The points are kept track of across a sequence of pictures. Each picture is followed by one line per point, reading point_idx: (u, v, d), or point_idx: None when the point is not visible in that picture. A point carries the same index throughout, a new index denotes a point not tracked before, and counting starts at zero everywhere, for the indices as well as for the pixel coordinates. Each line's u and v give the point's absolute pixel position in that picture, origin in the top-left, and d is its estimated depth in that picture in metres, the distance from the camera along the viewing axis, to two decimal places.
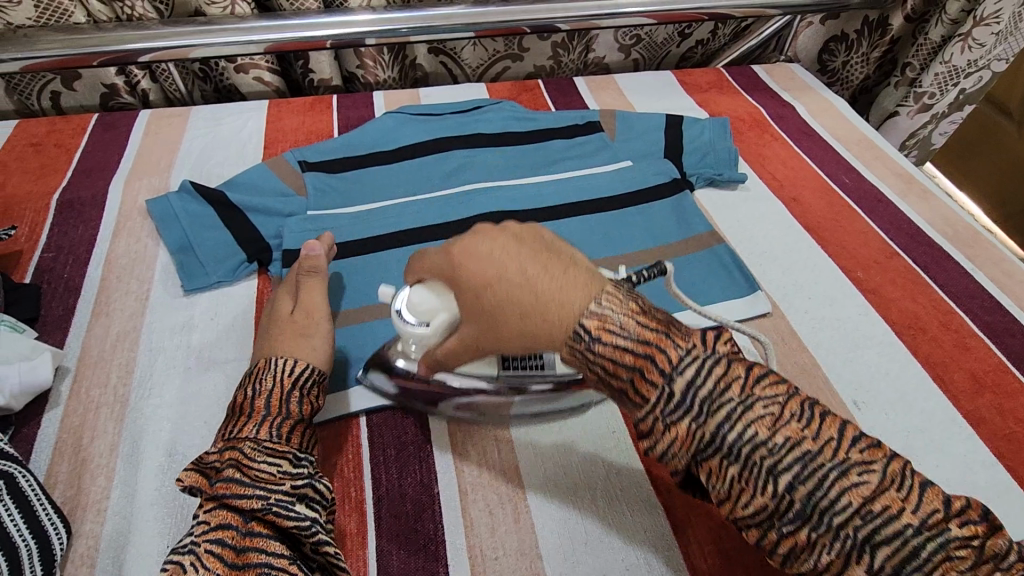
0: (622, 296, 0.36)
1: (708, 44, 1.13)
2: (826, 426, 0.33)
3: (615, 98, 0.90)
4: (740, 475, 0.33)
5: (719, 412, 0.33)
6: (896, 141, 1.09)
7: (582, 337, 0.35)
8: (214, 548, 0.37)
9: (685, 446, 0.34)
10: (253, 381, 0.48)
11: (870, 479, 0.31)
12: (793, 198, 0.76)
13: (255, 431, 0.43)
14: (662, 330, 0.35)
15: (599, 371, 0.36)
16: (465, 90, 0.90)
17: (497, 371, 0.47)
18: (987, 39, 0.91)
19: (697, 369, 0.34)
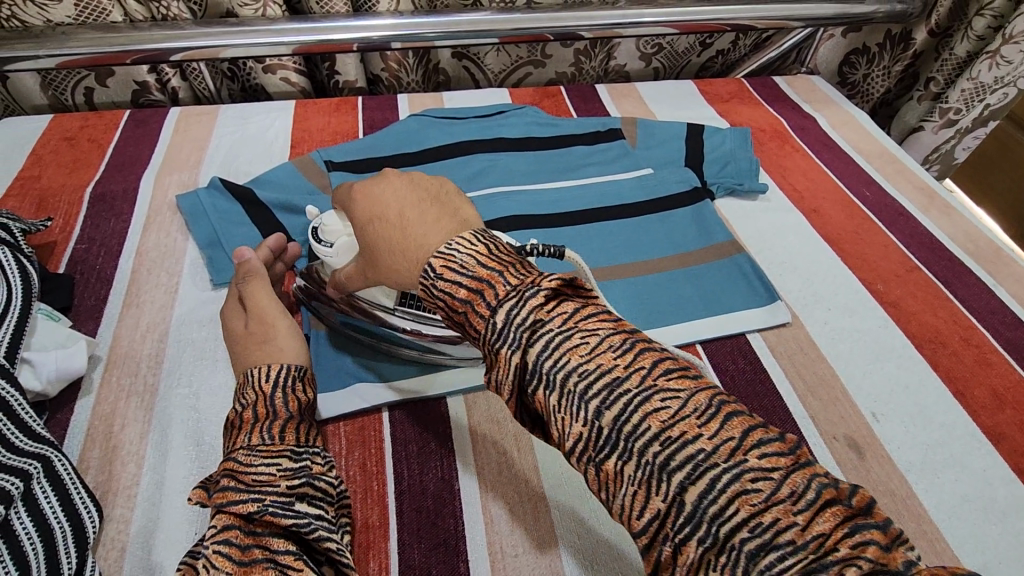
0: (472, 240, 0.39)
1: (728, 54, 1.13)
2: (726, 425, 0.30)
3: (636, 106, 0.91)
4: (631, 475, 0.31)
5: (615, 403, 0.32)
6: (917, 156, 1.09)
7: (428, 274, 0.39)
8: (221, 549, 0.37)
9: (584, 440, 0.33)
10: (240, 396, 0.46)
11: (764, 487, 0.29)
12: (813, 210, 0.76)
13: (246, 439, 0.42)
14: (499, 268, 0.37)
15: (443, 307, 0.38)
16: (488, 94, 0.91)
17: (391, 304, 0.54)
18: (1016, 57, 0.90)
19: (518, 303, 0.35)
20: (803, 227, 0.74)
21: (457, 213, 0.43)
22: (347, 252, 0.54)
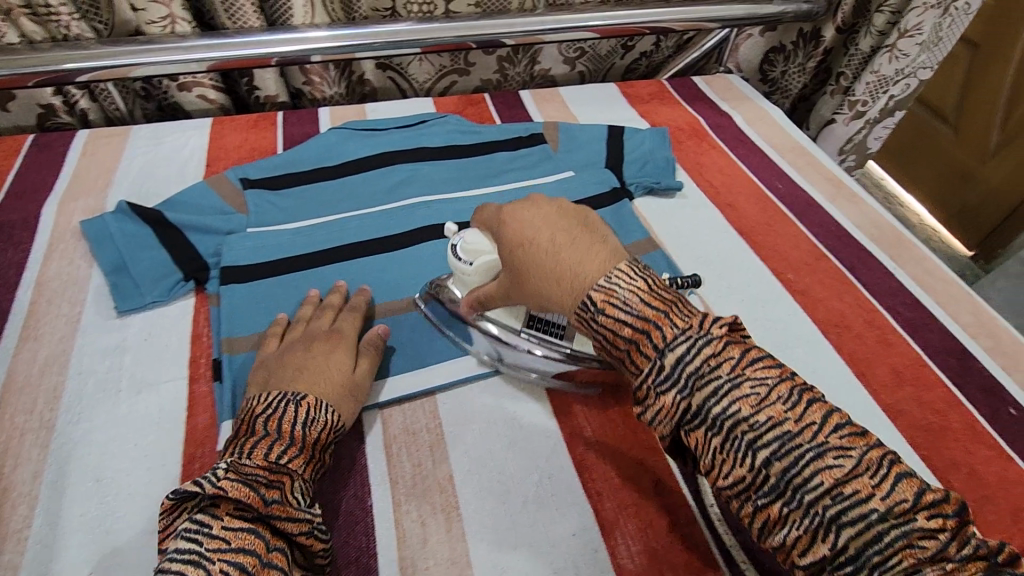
0: (630, 274, 0.42)
1: (652, 56, 1.16)
2: (809, 410, 0.37)
3: (559, 111, 0.93)
4: (722, 447, 0.38)
5: (708, 387, 0.38)
6: (834, 148, 1.14)
7: (587, 307, 0.42)
8: (231, 570, 0.37)
9: (677, 416, 0.39)
10: (304, 415, 0.46)
11: (844, 462, 0.35)
12: (728, 204, 0.78)
13: (301, 467, 0.44)
14: (664, 307, 0.41)
15: (602, 338, 0.43)
16: (411, 104, 0.91)
17: (519, 327, 0.54)
18: (911, 50, 0.95)
19: (687, 346, 0.39)
20: (718, 222, 0.76)
21: (605, 243, 0.46)
22: (486, 273, 0.52)
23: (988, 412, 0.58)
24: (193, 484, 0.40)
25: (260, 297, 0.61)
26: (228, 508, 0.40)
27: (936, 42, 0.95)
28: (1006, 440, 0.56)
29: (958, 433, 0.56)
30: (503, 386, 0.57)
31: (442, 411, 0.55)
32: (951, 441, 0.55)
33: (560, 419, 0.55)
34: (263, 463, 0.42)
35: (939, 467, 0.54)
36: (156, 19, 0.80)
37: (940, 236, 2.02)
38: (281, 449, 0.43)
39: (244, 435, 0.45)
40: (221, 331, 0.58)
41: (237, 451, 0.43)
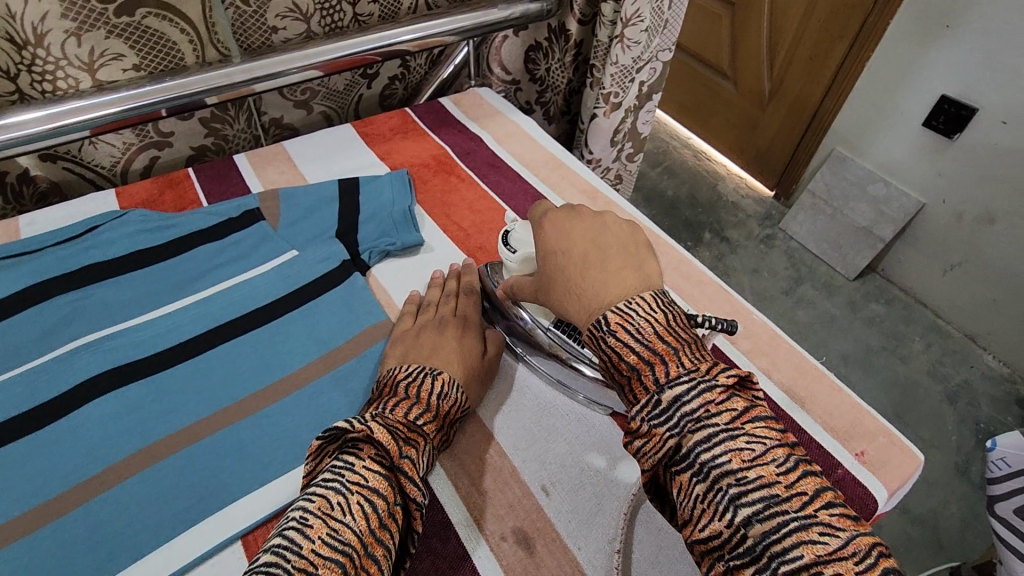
0: (651, 306, 0.44)
1: (404, 78, 1.06)
2: (800, 479, 0.35)
3: (284, 172, 0.79)
4: (704, 495, 0.36)
5: (700, 433, 0.37)
6: (605, 140, 1.10)
7: (602, 326, 0.44)
8: (366, 507, 0.39)
9: (663, 454, 0.39)
10: (444, 384, 0.51)
11: (830, 540, 0.33)
12: (479, 247, 0.71)
13: (427, 436, 0.48)
14: (675, 347, 0.42)
15: (608, 362, 0.44)
16: (84, 203, 0.72)
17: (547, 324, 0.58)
18: (640, 36, 0.93)
19: (688, 388, 0.39)
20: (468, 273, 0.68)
21: (637, 272, 0.48)
22: (524, 266, 0.59)
23: None
24: (342, 422, 0.43)
25: None
26: (369, 452, 0.43)
27: (662, 25, 0.95)
28: None
29: None
30: None
31: None
32: None
33: None
34: (403, 422, 0.46)
35: None
36: None
37: (745, 183, 2.17)
38: (417, 412, 0.48)
39: (386, 397, 0.50)
40: None
41: (382, 408, 0.48)
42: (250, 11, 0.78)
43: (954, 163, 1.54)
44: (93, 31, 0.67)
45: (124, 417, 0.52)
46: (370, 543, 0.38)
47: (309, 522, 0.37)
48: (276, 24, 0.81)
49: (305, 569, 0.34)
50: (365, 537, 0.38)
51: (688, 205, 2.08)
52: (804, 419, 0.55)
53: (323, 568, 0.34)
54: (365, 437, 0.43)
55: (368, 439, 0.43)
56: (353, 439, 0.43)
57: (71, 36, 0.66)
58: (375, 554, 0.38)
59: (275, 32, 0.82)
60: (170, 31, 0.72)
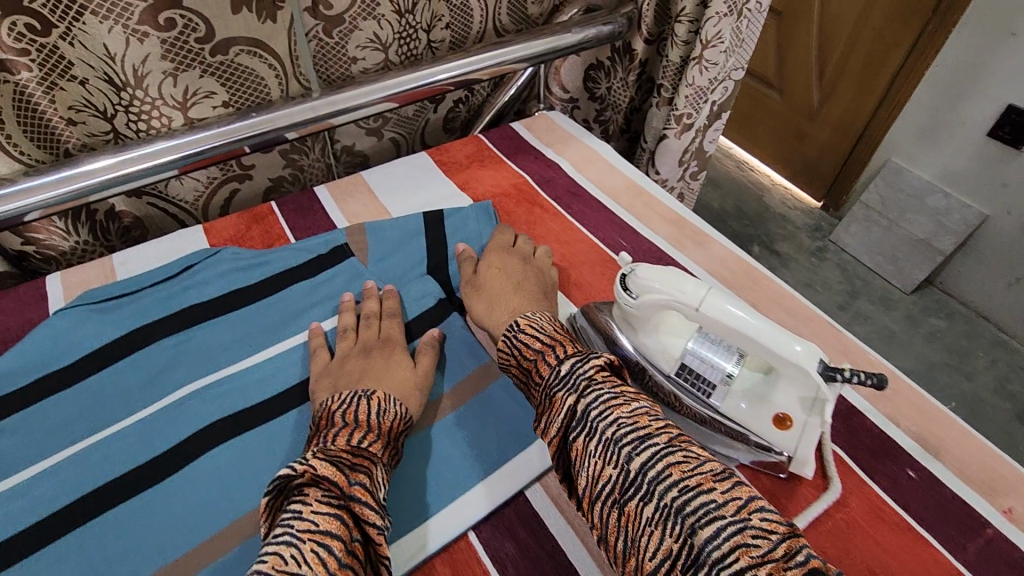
0: (551, 315, 0.59)
1: (468, 100, 1.05)
2: (671, 425, 0.44)
3: (365, 204, 0.78)
4: (599, 450, 0.43)
5: (589, 396, 0.46)
6: (674, 160, 1.08)
7: (515, 330, 0.56)
8: (321, 551, 0.38)
9: (570, 423, 0.46)
10: (376, 406, 0.50)
11: (692, 462, 0.40)
12: (572, 283, 0.68)
13: (377, 453, 0.47)
14: (567, 339, 0.55)
15: (519, 356, 0.55)
16: (174, 241, 0.72)
17: (669, 369, 0.53)
18: (718, 57, 0.91)
19: (580, 361, 0.49)
20: (566, 309, 0.66)
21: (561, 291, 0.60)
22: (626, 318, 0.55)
23: (888, 482, 0.51)
24: (283, 470, 0.42)
25: None
26: (317, 495, 0.42)
27: (739, 44, 0.92)
28: (913, 515, 0.49)
29: (864, 522, 0.49)
30: None
31: None
32: (861, 538, 0.48)
33: None
34: (346, 448, 0.45)
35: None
36: None
37: (791, 193, 2.11)
38: (358, 436, 0.47)
39: (324, 429, 0.48)
40: None
41: (320, 440, 0.47)
42: (332, 44, 0.78)
43: (1022, 172, 1.47)
44: (189, 71, 0.67)
45: (239, 468, 0.52)
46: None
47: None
48: (355, 55, 0.81)
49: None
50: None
51: (734, 216, 2.04)
52: (942, 471, 0.52)
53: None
54: (307, 480, 0.42)
55: (313, 480, 0.42)
56: (295, 485, 0.42)
57: (168, 76, 0.66)
58: None
59: (354, 63, 0.82)
60: (259, 67, 0.72)
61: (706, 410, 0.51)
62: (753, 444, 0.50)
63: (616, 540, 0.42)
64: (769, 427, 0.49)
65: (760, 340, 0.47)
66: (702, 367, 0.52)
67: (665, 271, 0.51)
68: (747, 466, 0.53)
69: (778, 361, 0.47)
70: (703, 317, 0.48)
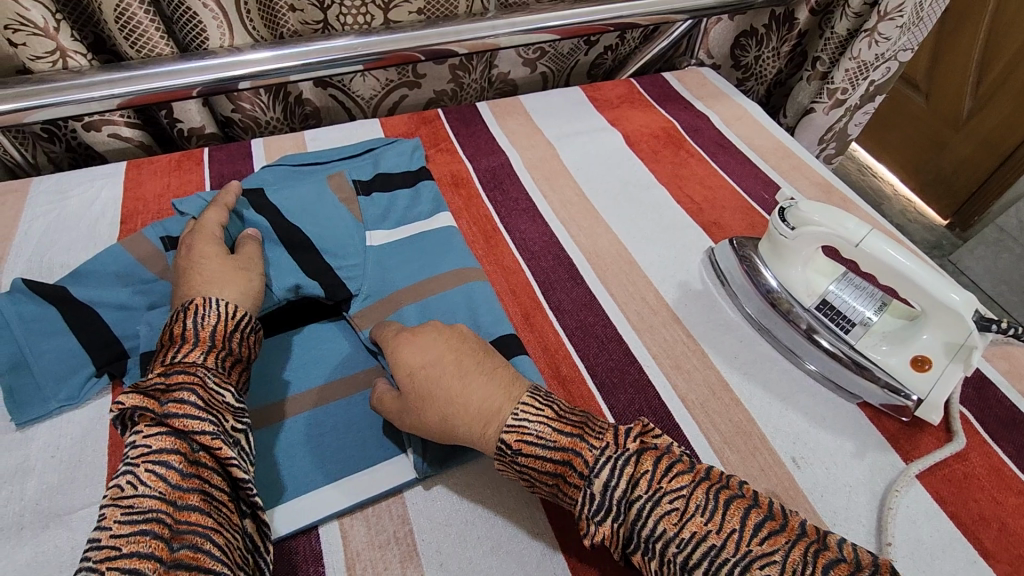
0: (537, 407, 0.44)
1: (617, 49, 1.07)
2: (727, 517, 0.37)
3: (522, 124, 0.84)
4: (660, 569, 0.38)
5: (631, 511, 0.39)
6: (814, 137, 1.07)
7: (505, 452, 0.42)
8: (157, 469, 0.37)
9: (615, 543, 0.40)
10: (192, 315, 0.47)
11: (772, 571, 0.35)
12: (713, 223, 0.71)
13: (201, 358, 0.45)
14: (577, 432, 0.42)
15: (532, 476, 0.43)
16: (356, 128, 0.82)
17: (809, 304, 0.57)
18: (892, 33, 0.89)
19: (608, 469, 0.40)
20: (703, 243, 0.69)
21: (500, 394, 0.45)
22: (775, 246, 0.58)
23: (1015, 450, 0.52)
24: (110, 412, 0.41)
25: None
26: (146, 423, 0.40)
27: (916, 23, 0.90)
28: None
29: (983, 478, 0.50)
30: (483, 474, 0.50)
31: (413, 515, 0.47)
32: (978, 492, 0.49)
33: (549, 508, 0.48)
34: (160, 370, 0.43)
35: (968, 526, 0.47)
36: (41, 54, 0.67)
37: (915, 207, 1.96)
38: (174, 349, 0.45)
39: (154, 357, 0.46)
40: None
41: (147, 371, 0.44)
42: None
43: None
44: None
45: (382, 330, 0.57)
46: (178, 497, 0.37)
47: (103, 515, 0.35)
48: None
49: (109, 555, 0.33)
50: (168, 494, 0.37)
51: None
52: None
53: (124, 546, 0.34)
54: (131, 412, 0.40)
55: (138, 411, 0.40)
56: (129, 418, 0.41)
57: None
58: (189, 503, 0.37)
59: None
60: None
61: (840, 344, 0.54)
62: (883, 385, 0.52)
63: None
64: (904, 368, 0.52)
65: (916, 280, 0.49)
66: (845, 309, 0.56)
67: (829, 209, 0.53)
68: (869, 406, 0.55)
69: (932, 304, 0.49)
70: (860, 254, 0.51)
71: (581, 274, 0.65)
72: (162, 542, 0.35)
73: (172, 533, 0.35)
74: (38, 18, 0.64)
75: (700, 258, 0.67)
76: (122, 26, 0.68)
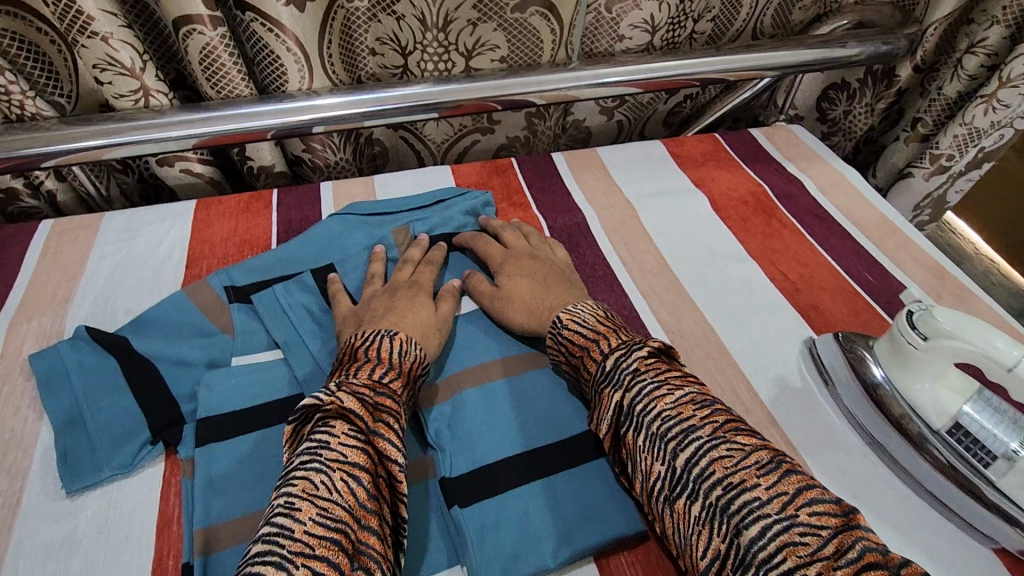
0: (592, 306, 0.56)
1: (696, 98, 1.02)
2: (712, 413, 0.43)
3: (599, 178, 0.80)
4: (645, 444, 0.43)
5: (633, 388, 0.46)
6: (910, 202, 1.00)
7: (557, 324, 0.55)
8: (350, 482, 0.38)
9: (613, 417, 0.46)
10: (398, 346, 0.50)
11: (734, 454, 0.39)
12: (812, 307, 0.64)
13: (397, 392, 0.47)
14: (613, 327, 0.52)
15: (566, 352, 0.54)
16: (426, 175, 0.79)
17: (941, 425, 0.50)
18: (1013, 100, 0.82)
19: (623, 352, 0.48)
20: (802, 332, 0.62)
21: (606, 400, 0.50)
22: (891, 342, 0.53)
23: None
24: (307, 401, 0.42)
25: (226, 469, 0.49)
26: (343, 428, 0.41)
27: None
28: None
29: None
30: None
31: None
32: None
33: None
34: (368, 384, 0.45)
35: None
36: (125, 92, 0.66)
37: None
38: (379, 372, 0.47)
39: (349, 363, 0.49)
40: (192, 521, 0.46)
41: (345, 374, 0.47)
42: (607, 19, 0.81)
43: None
44: (487, 23, 0.74)
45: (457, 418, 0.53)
46: (362, 516, 0.37)
47: (296, 506, 0.36)
48: (623, 33, 0.84)
49: (300, 551, 0.33)
50: (356, 511, 0.37)
51: None
52: None
53: (317, 548, 0.34)
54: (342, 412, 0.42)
55: (340, 413, 0.42)
56: (325, 419, 0.42)
57: (470, 24, 0.74)
58: (369, 526, 0.37)
59: (619, 41, 0.84)
60: (543, 29, 0.77)
61: (975, 478, 0.47)
62: None
63: (672, 539, 0.41)
64: None
65: None
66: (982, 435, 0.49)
67: (971, 320, 0.46)
68: (1008, 555, 0.47)
69: None
70: (1010, 379, 0.44)
71: None
72: (345, 560, 0.34)
73: (352, 552, 0.35)
74: (127, 59, 0.63)
75: (799, 350, 0.61)
76: (205, 67, 0.67)
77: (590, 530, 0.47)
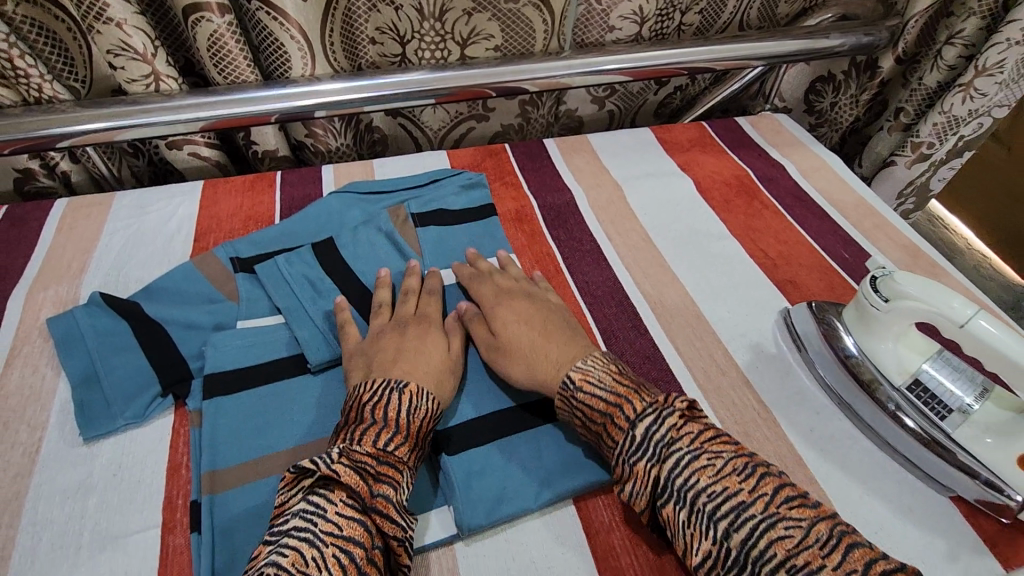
0: (604, 361, 0.51)
1: (686, 89, 1.05)
2: (761, 482, 0.41)
3: (588, 162, 0.83)
4: (689, 520, 0.41)
5: (669, 459, 0.43)
6: (893, 189, 1.02)
7: (567, 386, 0.49)
8: (342, 558, 0.38)
9: (645, 487, 0.44)
10: (405, 403, 0.47)
11: (794, 532, 0.38)
12: (788, 281, 0.68)
13: (403, 454, 0.45)
14: (632, 388, 0.48)
15: (581, 416, 0.49)
16: (423, 158, 0.82)
17: (901, 383, 0.53)
18: (990, 89, 0.85)
19: (654, 417, 0.45)
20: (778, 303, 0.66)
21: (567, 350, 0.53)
22: (860, 309, 0.55)
23: None
24: (306, 461, 0.42)
25: (231, 419, 0.52)
26: (341, 495, 0.41)
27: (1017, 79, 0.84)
28: None
29: None
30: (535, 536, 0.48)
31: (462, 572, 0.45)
32: None
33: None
34: (371, 451, 0.43)
35: None
36: (137, 77, 0.70)
37: None
38: (383, 437, 0.45)
39: (352, 421, 0.47)
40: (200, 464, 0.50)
41: (348, 436, 0.45)
42: (598, 11, 0.85)
43: None
44: (482, 13, 0.78)
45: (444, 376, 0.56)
46: None
47: None
48: (614, 24, 0.87)
49: None
50: None
51: None
52: None
53: None
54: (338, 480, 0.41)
55: (337, 482, 0.41)
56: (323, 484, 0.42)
57: (466, 14, 0.78)
58: None
59: (610, 32, 0.88)
60: (535, 19, 0.80)
61: (931, 429, 0.51)
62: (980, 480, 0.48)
63: None
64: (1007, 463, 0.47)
65: None
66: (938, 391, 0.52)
67: (929, 283, 0.49)
68: (963, 501, 0.50)
69: None
70: (962, 335, 0.46)
71: (645, 323, 0.62)
72: None
73: None
74: (138, 45, 0.67)
75: (774, 318, 0.64)
76: (212, 53, 0.70)
77: (570, 475, 0.50)
